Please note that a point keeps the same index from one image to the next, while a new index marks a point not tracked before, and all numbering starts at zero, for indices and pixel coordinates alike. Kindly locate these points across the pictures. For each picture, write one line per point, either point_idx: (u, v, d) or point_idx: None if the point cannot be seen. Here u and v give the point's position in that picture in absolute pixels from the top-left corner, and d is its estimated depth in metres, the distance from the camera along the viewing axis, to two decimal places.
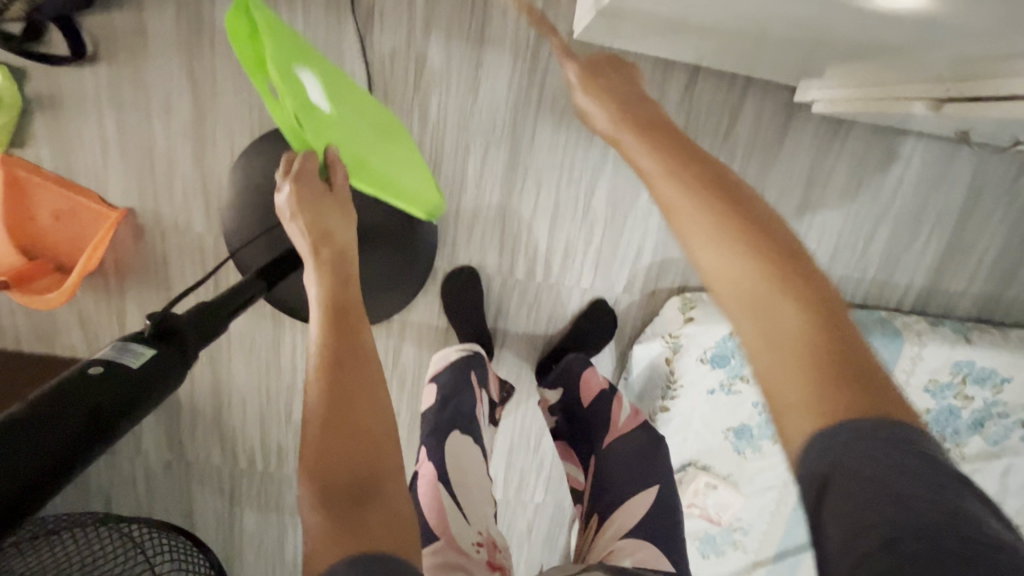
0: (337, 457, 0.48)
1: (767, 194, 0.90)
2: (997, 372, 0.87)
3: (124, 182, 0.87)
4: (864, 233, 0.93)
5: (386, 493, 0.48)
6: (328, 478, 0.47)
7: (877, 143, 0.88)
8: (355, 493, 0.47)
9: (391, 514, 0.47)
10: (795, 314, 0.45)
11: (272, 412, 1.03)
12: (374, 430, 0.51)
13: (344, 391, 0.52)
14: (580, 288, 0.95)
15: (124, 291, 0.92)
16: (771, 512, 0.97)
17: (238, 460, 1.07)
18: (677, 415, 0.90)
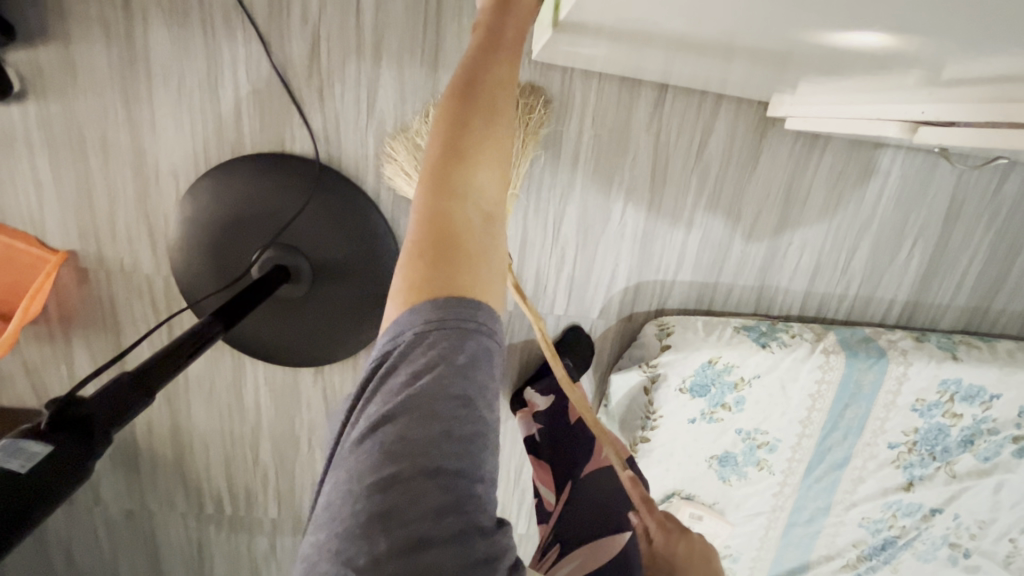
0: (457, 187, 0.43)
1: (743, 213, 0.86)
2: (986, 389, 0.84)
3: (62, 224, 0.82)
4: (845, 248, 0.89)
5: (488, 247, 0.44)
6: (441, 204, 0.43)
7: (856, 157, 0.84)
8: (462, 233, 0.43)
9: (485, 270, 0.43)
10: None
11: (237, 453, 0.98)
12: (497, 178, 0.46)
13: (472, 120, 0.45)
14: (553, 315, 0.92)
15: (70, 338, 0.87)
16: (761, 538, 0.94)
17: (205, 506, 1.02)
18: (658, 446, 0.85)
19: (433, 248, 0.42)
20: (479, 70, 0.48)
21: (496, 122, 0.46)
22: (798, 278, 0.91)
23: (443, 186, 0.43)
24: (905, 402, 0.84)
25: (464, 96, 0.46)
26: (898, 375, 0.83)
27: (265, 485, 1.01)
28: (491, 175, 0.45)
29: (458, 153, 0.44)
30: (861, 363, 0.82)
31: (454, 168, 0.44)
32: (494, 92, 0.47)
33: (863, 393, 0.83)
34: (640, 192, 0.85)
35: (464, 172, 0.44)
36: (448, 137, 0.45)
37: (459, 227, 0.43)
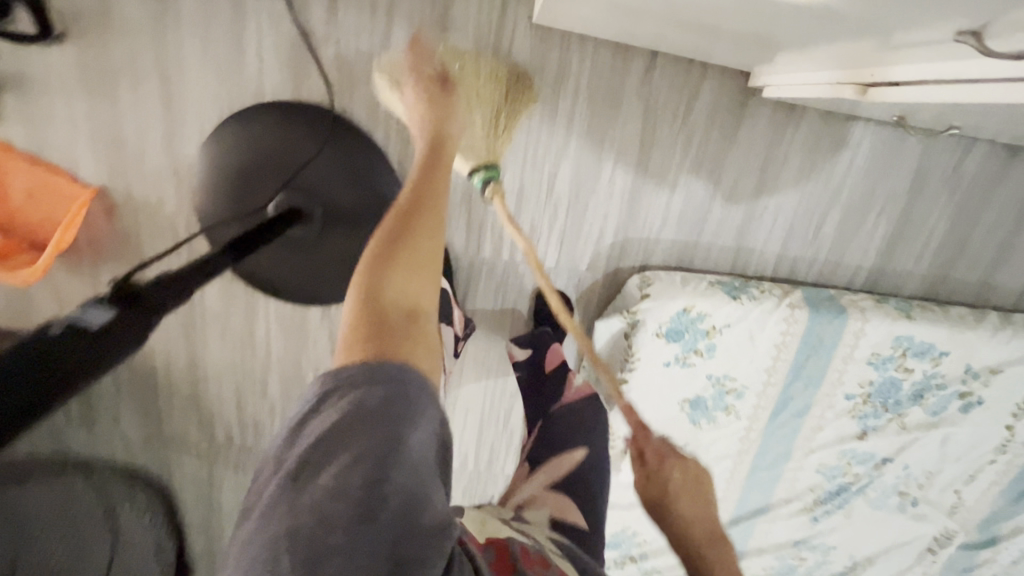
0: (385, 284, 0.46)
1: (724, 177, 0.94)
2: (936, 346, 0.92)
3: (95, 161, 0.88)
4: (816, 216, 0.97)
5: (419, 336, 0.45)
6: (373, 297, 0.45)
7: (830, 129, 0.91)
8: (394, 320, 0.45)
9: (414, 355, 0.44)
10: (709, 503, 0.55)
11: (247, 387, 1.06)
12: (424, 278, 0.49)
13: (402, 237, 0.50)
14: (545, 267, 0.99)
15: (98, 269, 0.94)
16: (726, 479, 1.03)
17: (216, 434, 1.10)
18: (635, 388, 0.93)
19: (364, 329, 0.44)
20: (413, 205, 0.54)
21: (425, 241, 0.51)
22: (772, 242, 0.98)
23: (371, 286, 0.46)
24: (862, 355, 0.92)
25: (394, 225, 0.51)
26: (856, 330, 0.91)
27: (272, 417, 1.09)
28: (413, 271, 0.48)
29: (385, 261, 0.48)
30: (823, 317, 0.89)
31: (379, 265, 0.48)
32: (423, 220, 0.53)
33: (824, 346, 0.91)
34: (630, 153, 0.92)
35: (391, 275, 0.47)
36: (380, 252, 0.49)
37: (389, 314, 0.45)
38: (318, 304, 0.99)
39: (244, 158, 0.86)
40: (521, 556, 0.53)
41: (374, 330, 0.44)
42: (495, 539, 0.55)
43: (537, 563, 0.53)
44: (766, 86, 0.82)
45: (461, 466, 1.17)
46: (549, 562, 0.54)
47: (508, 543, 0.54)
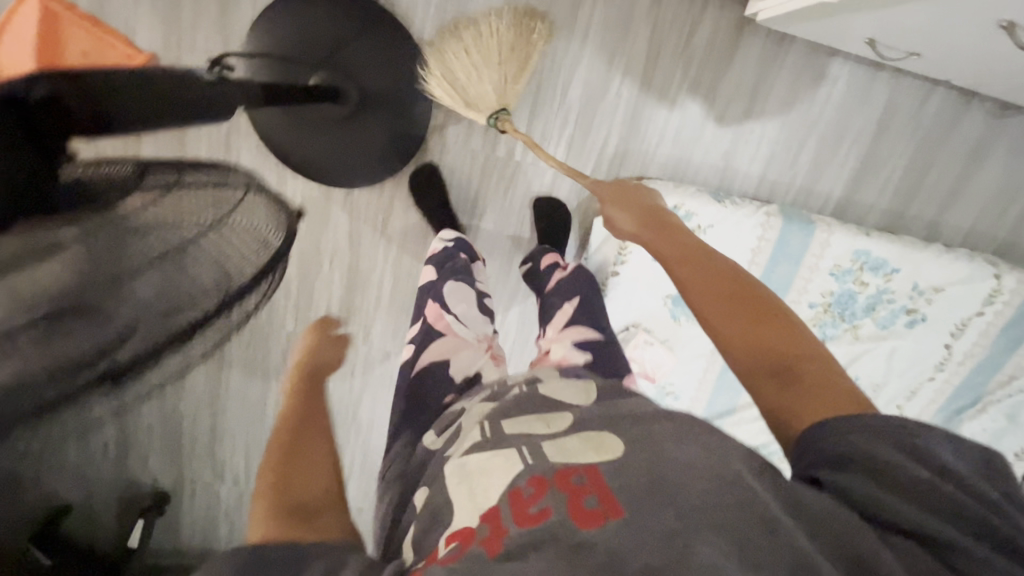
0: (292, 474, 0.52)
1: (717, 99, 1.05)
2: (889, 263, 1.05)
3: (150, 28, 0.96)
4: (795, 143, 1.09)
5: (326, 501, 0.51)
6: (282, 489, 0.50)
7: (811, 63, 1.04)
8: (305, 506, 0.50)
9: (332, 519, 0.49)
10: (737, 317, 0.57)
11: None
12: (318, 435, 0.58)
13: (294, 424, 0.59)
14: (552, 171, 1.10)
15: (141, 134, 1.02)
16: (700, 377, 1.13)
17: None
18: (625, 278, 1.04)
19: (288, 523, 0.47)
20: (300, 404, 0.64)
21: (318, 416, 0.61)
22: (755, 163, 1.10)
23: (285, 478, 0.51)
24: (825, 266, 1.05)
25: (286, 425, 0.58)
26: (822, 241, 1.03)
27: (288, 296, 1.17)
28: (312, 441, 0.56)
29: (284, 450, 0.54)
30: (794, 226, 1.02)
31: (276, 492, 0.50)
32: (310, 414, 0.61)
33: (793, 253, 1.03)
34: (636, 68, 1.03)
35: (292, 458, 0.53)
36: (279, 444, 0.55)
37: (298, 484, 0.51)
38: (342, 187, 1.08)
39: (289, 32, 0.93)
40: (512, 506, 0.50)
41: (297, 516, 0.48)
42: (481, 514, 0.51)
43: (533, 505, 0.50)
44: (760, 11, 0.95)
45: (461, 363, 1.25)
46: (548, 486, 0.51)
47: (495, 507, 0.51)
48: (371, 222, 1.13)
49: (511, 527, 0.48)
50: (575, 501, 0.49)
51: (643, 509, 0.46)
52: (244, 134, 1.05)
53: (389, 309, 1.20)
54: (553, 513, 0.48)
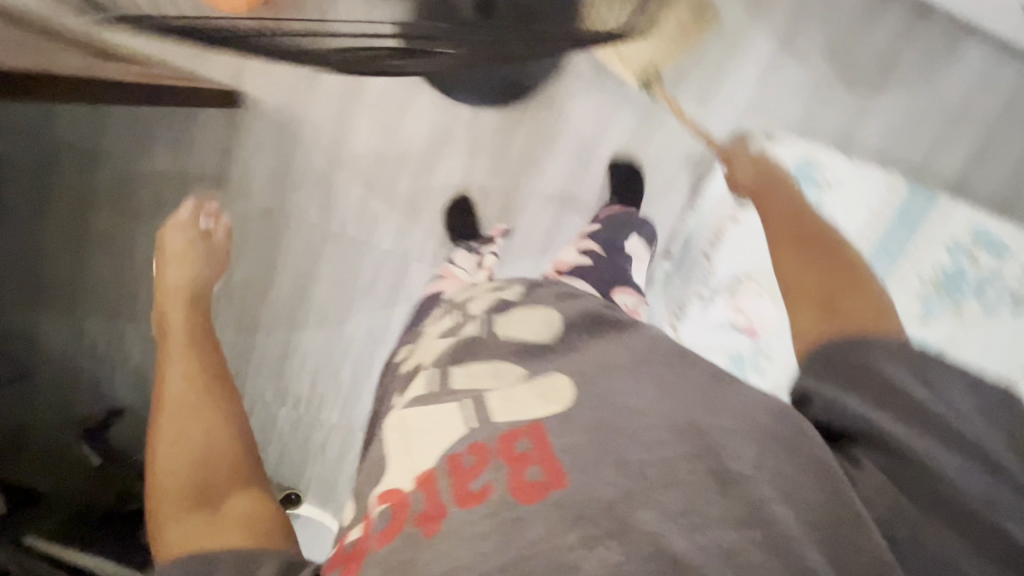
0: (198, 488, 0.51)
1: (844, 66, 0.95)
2: (1006, 244, 0.91)
3: None
4: (916, 122, 0.97)
5: (240, 503, 0.51)
6: (185, 506, 0.50)
7: (946, 37, 0.93)
8: (209, 510, 0.50)
9: (240, 517, 0.50)
10: (809, 257, 0.62)
11: (303, 182, 1.02)
12: (219, 446, 0.54)
13: (183, 434, 0.54)
14: (674, 119, 0.99)
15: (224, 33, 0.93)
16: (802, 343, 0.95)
17: (272, 246, 1.06)
18: (743, 228, 0.93)
19: (202, 526, 0.48)
20: (193, 395, 0.58)
21: (210, 425, 0.56)
22: (869, 142, 0.98)
23: (197, 515, 0.49)
24: (940, 239, 0.92)
25: (173, 453, 0.53)
26: (943, 213, 0.92)
27: (331, 240, 1.05)
28: (208, 462, 0.53)
29: (171, 496, 0.51)
30: (915, 191, 0.91)
31: (178, 500, 0.50)
32: (200, 417, 0.56)
33: (911, 220, 0.92)
34: (769, 25, 0.94)
35: (188, 484, 0.51)
36: (174, 484, 0.51)
37: (212, 510, 0.50)
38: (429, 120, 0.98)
39: None
40: (451, 477, 0.47)
41: (204, 510, 0.49)
42: (415, 481, 0.48)
43: (474, 479, 0.46)
44: None
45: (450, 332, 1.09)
46: (490, 455, 0.47)
47: (432, 473, 0.48)
48: (440, 150, 0.99)
49: (448, 508, 0.44)
50: (517, 474, 0.45)
51: (591, 472, 0.43)
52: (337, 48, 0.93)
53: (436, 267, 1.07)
54: (493, 491, 0.44)
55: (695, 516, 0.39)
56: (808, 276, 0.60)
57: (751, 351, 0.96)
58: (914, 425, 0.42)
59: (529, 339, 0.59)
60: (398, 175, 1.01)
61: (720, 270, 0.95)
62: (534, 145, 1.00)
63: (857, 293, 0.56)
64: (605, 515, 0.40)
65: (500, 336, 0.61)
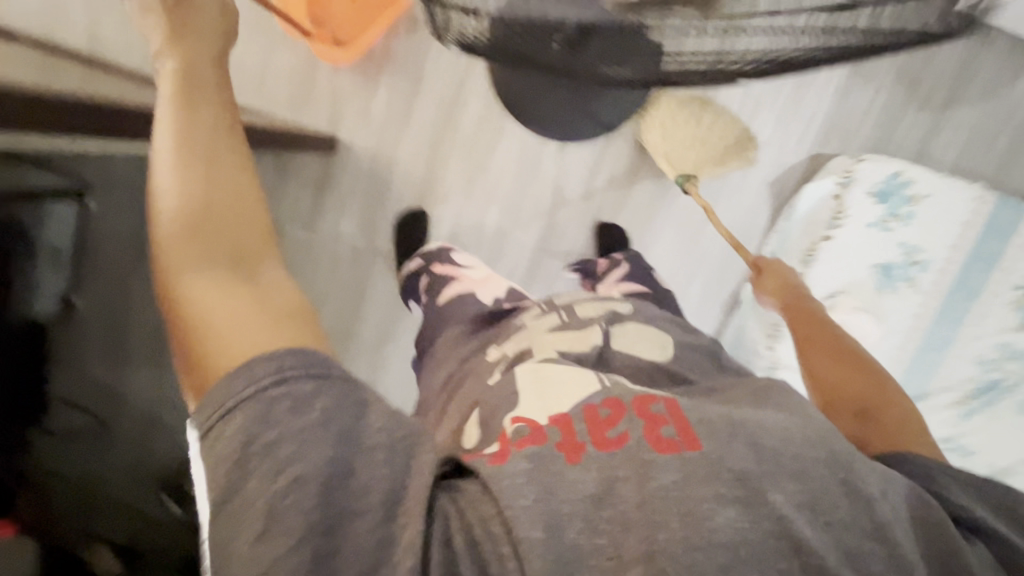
0: (225, 241, 0.39)
1: (919, 87, 0.98)
2: None
3: None
4: (990, 134, 1.00)
5: (278, 275, 0.41)
6: (209, 261, 0.38)
7: (1016, 56, 0.98)
8: (245, 272, 0.39)
9: (286, 287, 0.41)
10: (841, 365, 0.67)
11: (391, 219, 1.03)
12: (241, 183, 0.41)
13: (199, 163, 0.40)
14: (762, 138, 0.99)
15: (320, 84, 0.96)
16: (900, 358, 0.98)
17: (355, 282, 1.06)
18: (836, 244, 0.95)
19: (248, 304, 0.38)
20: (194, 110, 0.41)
21: (224, 159, 0.41)
22: (945, 156, 1.01)
23: (241, 274, 0.39)
24: None
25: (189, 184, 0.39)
26: None
27: None
28: (239, 213, 0.40)
29: (197, 240, 0.38)
30: (1002, 200, 0.92)
31: (206, 263, 0.38)
32: (211, 142, 0.41)
33: (1000, 230, 0.92)
34: None
35: (216, 233, 0.39)
36: (188, 232, 0.38)
37: (258, 282, 0.39)
38: (518, 153, 1.00)
39: None
40: (584, 423, 0.48)
41: (241, 282, 0.39)
42: (551, 419, 0.49)
43: (611, 427, 0.47)
44: None
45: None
46: (625, 408, 0.50)
47: (569, 414, 0.49)
48: (529, 186, 1.02)
49: (588, 445, 0.45)
50: (652, 428, 0.47)
51: (729, 446, 0.45)
52: (430, 95, 0.97)
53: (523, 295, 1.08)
54: (629, 437, 0.46)
55: (820, 513, 0.42)
56: (850, 382, 0.65)
57: None
58: (1001, 519, 0.47)
59: (644, 357, 0.67)
60: (487, 211, 1.03)
61: (816, 286, 0.96)
62: (619, 175, 1.02)
63: (890, 410, 0.61)
64: (732, 480, 0.42)
65: (617, 346, 0.69)
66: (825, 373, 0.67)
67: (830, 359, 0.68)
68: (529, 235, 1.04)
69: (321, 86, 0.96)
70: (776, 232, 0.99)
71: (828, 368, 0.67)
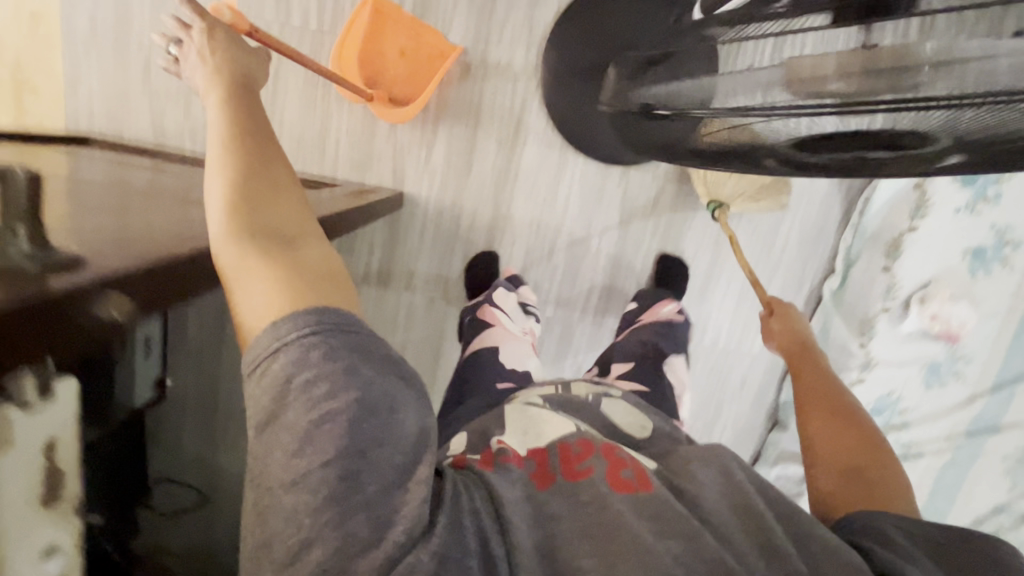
0: (261, 219, 0.47)
1: None
2: None
3: (459, 21, 0.92)
4: None
5: (316, 248, 0.47)
6: (251, 236, 0.45)
7: None
8: (279, 242, 0.46)
9: (327, 257, 0.47)
10: (836, 427, 0.66)
11: (457, 265, 1.04)
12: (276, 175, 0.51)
13: (243, 166, 0.49)
14: None
15: (380, 143, 0.97)
16: (999, 338, 0.97)
17: (423, 328, 1.07)
18: (923, 235, 0.92)
19: (286, 268, 0.44)
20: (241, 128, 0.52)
21: (263, 165, 0.50)
22: None
23: (279, 242, 0.46)
24: None
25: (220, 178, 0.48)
26: None
27: None
28: (264, 198, 0.48)
29: (238, 218, 0.46)
30: None
31: (244, 237, 0.45)
32: (255, 150, 0.51)
33: None
34: None
35: (254, 214, 0.47)
36: (225, 215, 0.46)
37: (301, 254, 0.46)
38: (580, 185, 1.00)
39: (566, 26, 0.87)
40: (558, 459, 0.51)
41: (282, 250, 0.45)
42: (530, 449, 0.53)
43: (579, 461, 0.50)
44: None
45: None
46: (596, 448, 0.52)
47: (544, 445, 0.53)
48: (594, 217, 1.01)
49: (557, 474, 0.49)
50: (613, 469, 0.50)
51: (671, 499, 0.48)
52: (490, 140, 0.97)
53: (594, 321, 1.08)
54: (592, 471, 0.49)
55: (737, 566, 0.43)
56: (841, 442, 0.63)
57: (948, 356, 0.97)
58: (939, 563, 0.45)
59: (622, 431, 0.65)
60: (555, 246, 1.03)
61: (904, 279, 0.94)
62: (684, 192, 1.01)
63: (878, 463, 0.60)
64: (677, 520, 0.45)
65: (599, 418, 0.66)
66: (817, 431, 0.66)
67: (826, 418, 0.67)
68: (599, 264, 1.04)
69: (380, 146, 0.97)
70: (851, 228, 0.96)
71: (823, 427, 0.66)
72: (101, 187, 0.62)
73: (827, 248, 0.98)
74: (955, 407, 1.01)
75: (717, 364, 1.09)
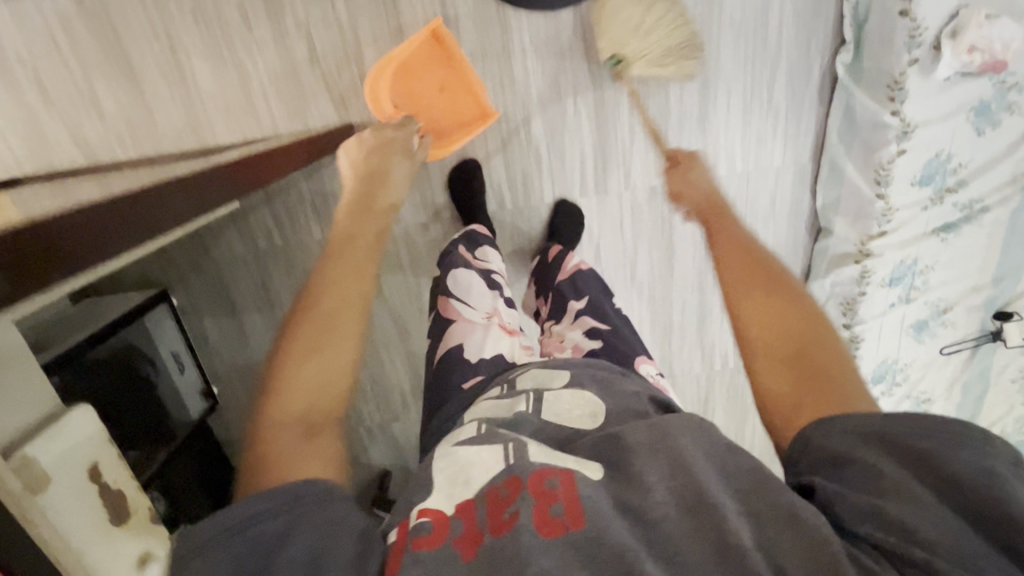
0: (308, 393, 0.50)
1: None
2: None
3: None
4: None
5: (331, 442, 0.48)
6: (288, 410, 0.48)
7: None
8: (309, 426, 0.48)
9: (333, 454, 0.48)
10: (764, 300, 0.56)
11: (433, 181, 0.98)
12: (341, 336, 0.53)
13: (325, 321, 0.53)
14: None
15: (304, 78, 0.88)
16: None
17: (420, 257, 1.03)
18: None
19: (307, 449, 0.46)
20: (339, 267, 0.58)
21: (330, 324, 0.53)
22: None
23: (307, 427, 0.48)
24: None
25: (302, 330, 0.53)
26: None
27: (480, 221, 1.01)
28: (322, 367, 0.51)
29: (283, 385, 0.50)
30: None
31: (288, 412, 0.48)
32: (337, 311, 0.54)
33: None
34: None
35: (297, 381, 0.50)
36: (288, 375, 0.50)
37: (322, 445, 0.47)
38: (530, 45, 0.89)
39: None
40: (486, 508, 0.44)
41: (310, 437, 0.47)
42: (455, 506, 0.46)
43: (506, 509, 0.43)
44: None
45: (633, 251, 1.05)
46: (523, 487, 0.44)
47: (471, 496, 0.46)
48: (559, 75, 0.92)
49: (484, 533, 0.42)
50: (543, 508, 0.43)
51: (610, 520, 0.42)
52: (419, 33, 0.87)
53: (591, 193, 1.00)
54: (519, 521, 0.42)
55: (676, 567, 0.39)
56: (775, 320, 0.54)
57: (997, 90, 0.85)
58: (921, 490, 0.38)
59: (570, 428, 0.55)
60: (530, 124, 0.94)
61: (929, 18, 0.80)
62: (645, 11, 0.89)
63: (816, 343, 0.52)
64: (611, 559, 0.39)
65: (544, 416, 0.56)
66: (747, 306, 0.57)
67: (751, 288, 0.58)
68: (583, 126, 0.95)
69: (308, 80, 0.88)
70: None
71: (749, 302, 0.57)
72: (47, 197, 0.62)
73: (830, 14, 0.89)
74: (1017, 145, 0.90)
75: (739, 189, 1.00)
